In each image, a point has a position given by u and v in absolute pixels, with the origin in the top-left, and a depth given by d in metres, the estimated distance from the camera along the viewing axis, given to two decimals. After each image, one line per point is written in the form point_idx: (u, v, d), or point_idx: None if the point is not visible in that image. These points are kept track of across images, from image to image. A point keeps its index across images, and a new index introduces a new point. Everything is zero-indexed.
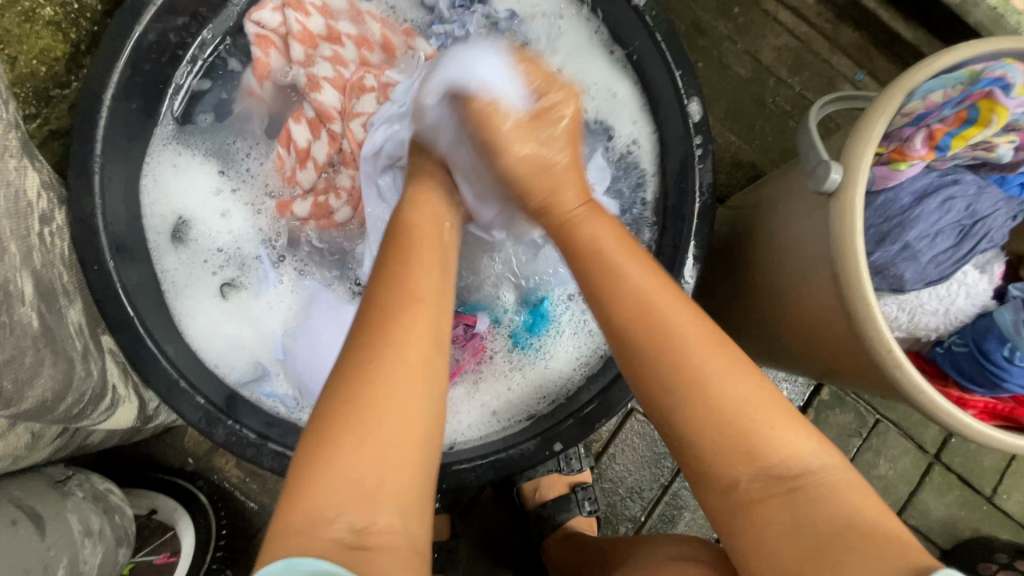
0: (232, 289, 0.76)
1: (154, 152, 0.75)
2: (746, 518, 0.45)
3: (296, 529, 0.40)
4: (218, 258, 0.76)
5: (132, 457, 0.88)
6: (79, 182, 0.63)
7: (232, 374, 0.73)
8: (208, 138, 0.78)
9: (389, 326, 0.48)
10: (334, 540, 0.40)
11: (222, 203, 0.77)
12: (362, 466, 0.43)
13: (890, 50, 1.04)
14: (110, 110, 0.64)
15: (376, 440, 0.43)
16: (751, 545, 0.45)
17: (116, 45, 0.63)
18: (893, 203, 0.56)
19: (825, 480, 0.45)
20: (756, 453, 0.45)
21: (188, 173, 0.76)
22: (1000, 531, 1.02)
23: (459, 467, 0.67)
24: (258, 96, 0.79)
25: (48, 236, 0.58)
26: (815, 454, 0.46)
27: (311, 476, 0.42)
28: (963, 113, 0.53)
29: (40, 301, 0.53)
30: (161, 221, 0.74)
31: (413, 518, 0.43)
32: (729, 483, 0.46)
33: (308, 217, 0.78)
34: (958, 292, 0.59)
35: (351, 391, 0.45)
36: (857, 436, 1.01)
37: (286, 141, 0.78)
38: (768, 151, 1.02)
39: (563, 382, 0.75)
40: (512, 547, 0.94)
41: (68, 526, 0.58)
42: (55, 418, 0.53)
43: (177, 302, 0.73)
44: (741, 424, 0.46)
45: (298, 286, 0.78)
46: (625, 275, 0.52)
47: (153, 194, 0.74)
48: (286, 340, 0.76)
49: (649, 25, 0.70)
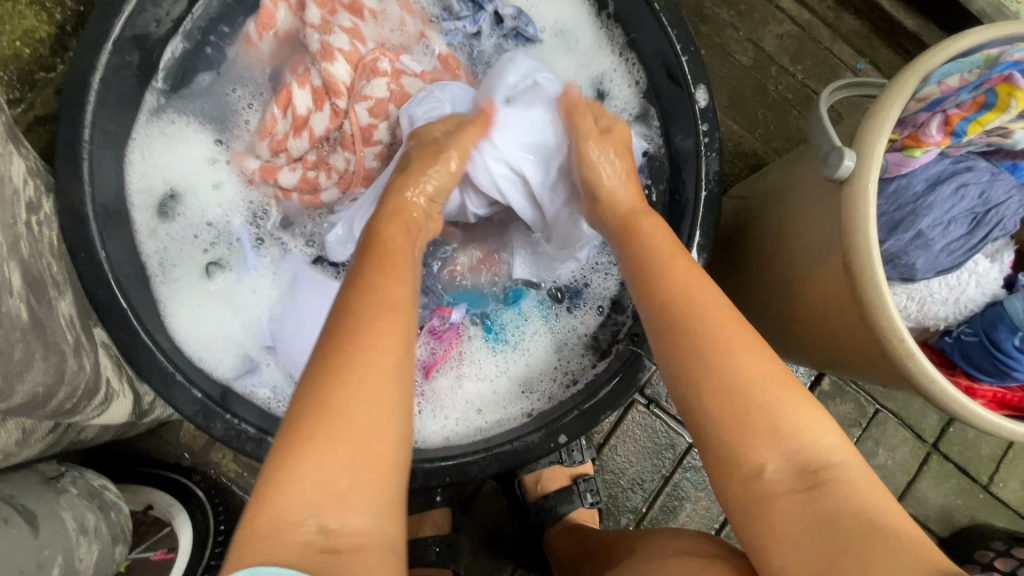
0: (218, 269, 0.74)
1: (148, 114, 0.72)
2: (766, 505, 0.45)
3: (262, 533, 0.40)
4: (208, 233, 0.75)
5: (127, 453, 0.87)
6: (67, 168, 0.60)
7: (219, 367, 0.70)
8: (208, 104, 0.76)
9: (361, 330, 0.47)
10: (302, 543, 0.40)
11: (215, 174, 0.76)
12: (332, 466, 0.42)
13: (891, 38, 1.03)
14: (98, 93, 0.62)
15: (344, 440, 0.43)
16: (770, 537, 0.44)
17: (104, 25, 0.60)
18: (905, 190, 0.55)
19: (849, 470, 0.45)
20: (781, 444, 0.46)
21: (182, 142, 0.75)
22: (997, 519, 1.02)
23: (463, 460, 0.66)
24: (257, 48, 0.76)
25: (35, 225, 0.56)
26: (839, 448, 0.46)
27: (280, 478, 0.42)
28: (980, 98, 0.52)
29: (30, 292, 0.51)
30: (151, 193, 0.72)
31: (385, 517, 0.44)
32: (753, 473, 0.46)
33: (292, 188, 0.75)
34: (968, 281, 0.58)
35: (321, 390, 0.44)
36: (857, 426, 1.01)
37: (284, 103, 0.74)
38: (770, 140, 1.01)
39: (546, 379, 0.76)
40: (513, 539, 0.93)
41: (62, 524, 0.56)
42: (46, 413, 0.52)
43: (162, 281, 0.70)
44: (762, 410, 0.46)
45: (279, 268, 0.77)
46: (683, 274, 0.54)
47: (143, 162, 0.72)
48: (273, 327, 0.74)
49: (655, 8, 0.68)
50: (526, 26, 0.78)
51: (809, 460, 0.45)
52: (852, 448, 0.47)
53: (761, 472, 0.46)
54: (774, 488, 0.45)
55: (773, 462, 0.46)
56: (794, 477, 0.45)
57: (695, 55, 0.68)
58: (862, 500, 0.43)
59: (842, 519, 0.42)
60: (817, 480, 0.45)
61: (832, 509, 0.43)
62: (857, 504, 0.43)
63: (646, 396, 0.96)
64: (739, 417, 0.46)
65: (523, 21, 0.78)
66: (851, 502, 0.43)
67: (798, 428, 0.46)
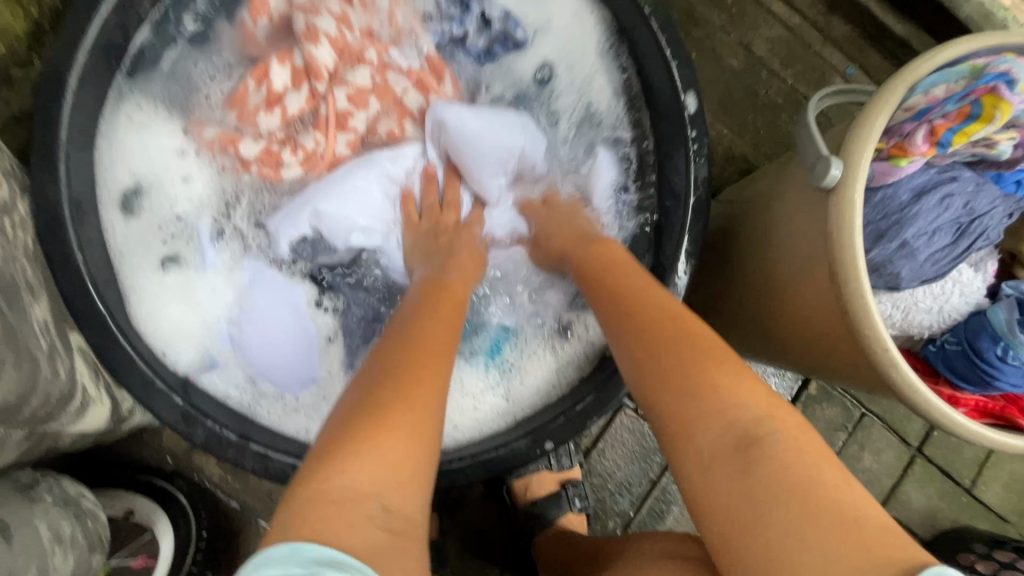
0: (174, 264, 0.72)
1: (116, 97, 0.68)
2: (709, 486, 0.44)
3: (331, 499, 0.41)
4: (173, 227, 0.72)
5: (107, 457, 0.85)
6: (44, 170, 0.59)
7: (181, 362, 0.67)
8: (179, 86, 0.73)
9: (430, 344, 0.53)
10: (368, 517, 0.40)
11: (185, 166, 0.73)
12: (404, 450, 0.44)
13: (880, 44, 1.03)
14: (75, 93, 0.60)
15: (417, 428, 0.46)
16: (713, 516, 0.43)
17: (81, 23, 0.59)
18: (891, 200, 0.55)
19: (781, 444, 0.43)
20: (728, 422, 0.45)
21: (151, 130, 0.72)
22: (979, 522, 1.04)
23: (449, 467, 0.66)
24: (252, 33, 0.74)
25: (9, 228, 0.55)
26: (765, 419, 0.45)
27: (360, 449, 0.43)
28: (965, 109, 0.52)
29: (2, 297, 0.50)
30: (116, 184, 0.69)
31: (428, 507, 0.45)
32: (697, 449, 0.46)
33: (252, 160, 0.73)
34: (952, 290, 0.59)
35: (404, 382, 0.48)
36: (842, 430, 1.02)
37: (259, 76, 0.72)
38: (760, 144, 1.01)
39: (527, 395, 0.73)
40: (500, 543, 0.93)
41: (37, 534, 0.55)
42: (19, 422, 0.50)
43: (119, 273, 0.66)
44: (688, 383, 0.48)
45: (237, 266, 0.74)
46: (640, 282, 0.59)
47: (109, 149, 0.68)
48: (232, 329, 0.72)
49: (648, 15, 0.67)
50: (514, 30, 0.78)
51: (740, 437, 0.44)
52: (784, 420, 0.45)
53: (700, 460, 0.45)
54: (719, 461, 0.44)
55: (715, 433, 0.45)
56: (736, 450, 0.44)
57: (685, 61, 0.68)
58: (791, 479, 0.41)
59: (767, 499, 0.41)
60: (753, 453, 0.43)
61: (769, 483, 0.42)
62: (788, 486, 0.41)
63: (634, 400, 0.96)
64: (674, 405, 0.48)
65: (511, 24, 0.78)
66: (785, 469, 0.42)
67: (728, 406, 0.46)
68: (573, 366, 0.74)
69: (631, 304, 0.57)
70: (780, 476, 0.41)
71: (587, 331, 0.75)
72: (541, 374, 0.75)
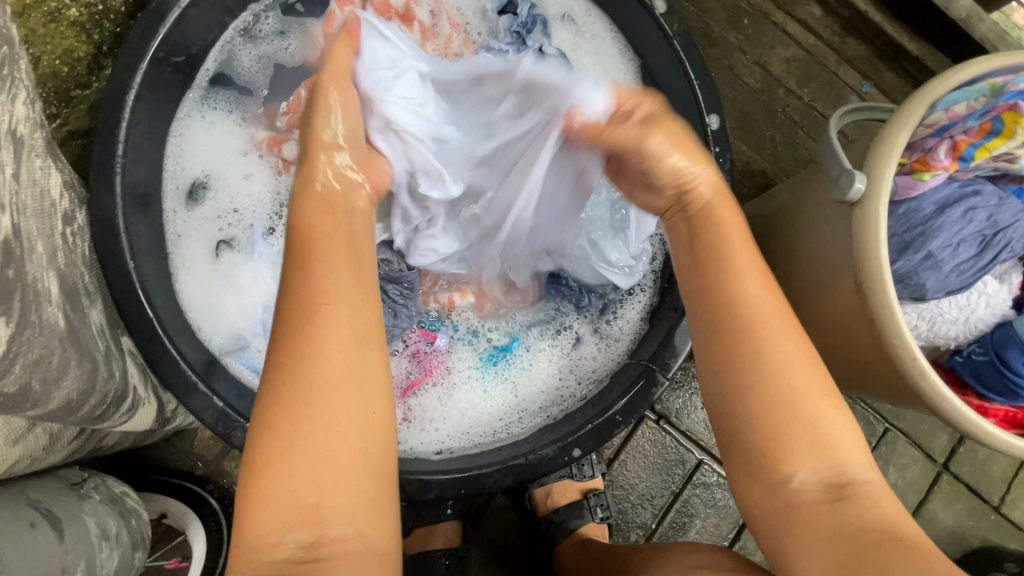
0: (228, 249, 0.76)
1: (195, 97, 0.76)
2: (795, 516, 0.45)
3: (247, 546, 0.42)
4: (231, 217, 0.77)
5: (141, 461, 0.87)
6: (101, 182, 0.62)
7: (214, 340, 0.73)
8: (257, 87, 0.79)
9: (299, 342, 0.45)
10: (284, 559, 0.41)
11: (247, 164, 0.77)
12: (303, 481, 0.42)
13: (895, 62, 1.05)
14: (132, 109, 0.64)
15: (305, 454, 0.43)
16: (795, 548, 0.45)
17: (140, 46, 0.63)
18: (915, 213, 0.57)
19: (872, 489, 0.46)
20: (822, 459, 0.46)
21: (219, 130, 0.77)
22: (1008, 541, 1.02)
23: (476, 472, 0.67)
24: (316, 43, 0.78)
25: (70, 236, 0.58)
26: (866, 466, 0.47)
27: (249, 500, 0.43)
28: (987, 125, 0.55)
29: (65, 301, 0.53)
30: (184, 176, 0.75)
31: (366, 519, 0.44)
32: (785, 479, 0.46)
33: (293, 161, 0.76)
34: (977, 301, 0.59)
35: (274, 412, 0.44)
36: (867, 444, 1.01)
37: (312, 85, 0.77)
38: (779, 160, 1.03)
39: (547, 391, 0.77)
40: (522, 555, 0.94)
41: (86, 529, 0.57)
42: (77, 419, 0.53)
43: (175, 251, 0.73)
44: (817, 429, 0.46)
45: (280, 261, 0.77)
46: (748, 284, 0.50)
47: (180, 141, 0.75)
48: (265, 316, 0.75)
49: (670, 35, 0.71)
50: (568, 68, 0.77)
51: (837, 478, 0.46)
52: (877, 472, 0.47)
53: (789, 485, 0.46)
54: (803, 497, 0.46)
55: (808, 472, 0.46)
56: (823, 487, 0.45)
57: (706, 81, 0.70)
58: (882, 516, 0.44)
59: (864, 535, 0.43)
60: (846, 492, 0.45)
61: (860, 518, 0.44)
62: (873, 519, 0.44)
63: (655, 411, 0.96)
64: (791, 440, 0.46)
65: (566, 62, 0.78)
66: (875, 512, 0.44)
67: (836, 446, 0.47)
68: (579, 377, 0.77)
69: (761, 326, 0.48)
70: (869, 512, 0.44)
71: (591, 352, 0.78)
72: (548, 380, 0.77)
